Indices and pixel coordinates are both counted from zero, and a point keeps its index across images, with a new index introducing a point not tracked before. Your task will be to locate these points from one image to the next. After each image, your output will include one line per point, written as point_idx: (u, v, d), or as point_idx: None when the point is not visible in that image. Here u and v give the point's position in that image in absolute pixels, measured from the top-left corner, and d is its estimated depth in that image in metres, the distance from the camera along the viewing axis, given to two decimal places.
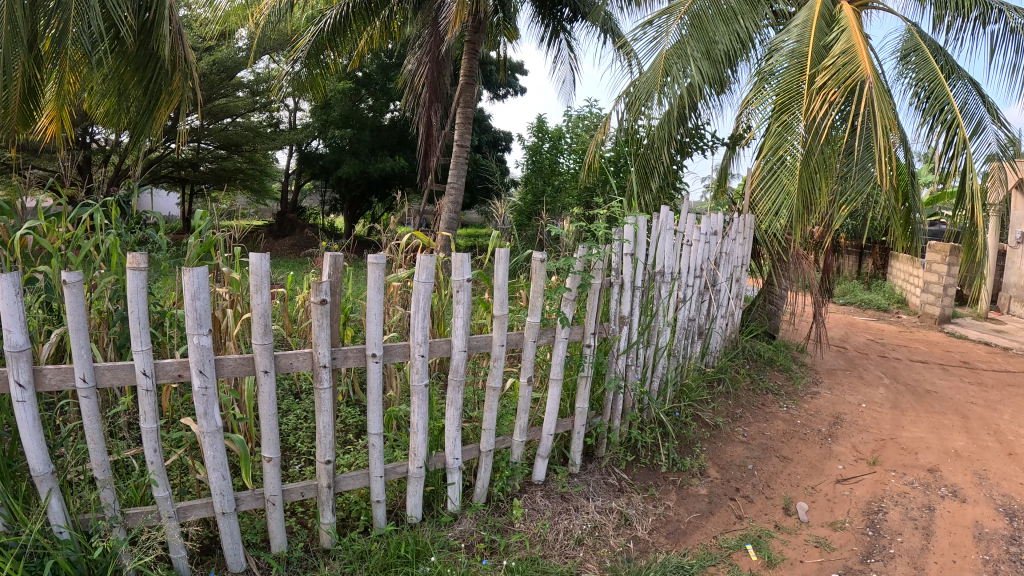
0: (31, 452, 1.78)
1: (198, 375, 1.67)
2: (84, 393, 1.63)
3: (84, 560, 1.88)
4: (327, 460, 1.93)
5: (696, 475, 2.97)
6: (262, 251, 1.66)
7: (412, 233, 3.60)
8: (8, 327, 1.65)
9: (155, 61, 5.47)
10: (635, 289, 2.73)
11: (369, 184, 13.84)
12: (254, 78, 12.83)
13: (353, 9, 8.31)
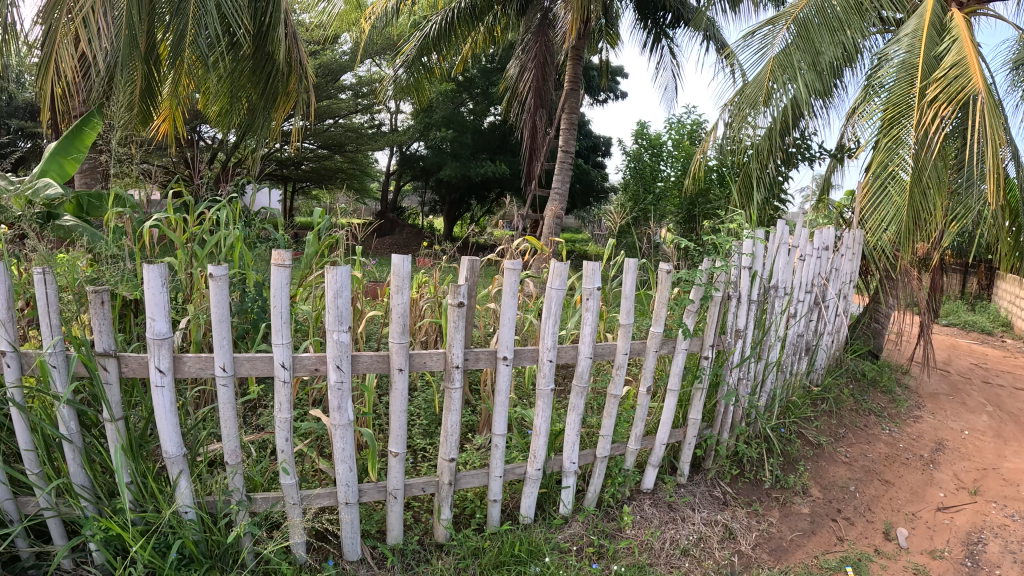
0: (166, 435, 1.86)
1: (335, 370, 1.73)
2: (223, 381, 1.70)
3: (210, 540, 1.96)
4: (450, 458, 1.98)
5: (798, 494, 2.92)
6: (403, 253, 1.70)
7: (523, 238, 3.62)
8: (152, 315, 1.73)
9: (270, 65, 5.66)
10: (751, 302, 2.69)
11: (470, 188, 13.98)
12: (357, 81, 13.12)
13: (458, 15, 8.43)
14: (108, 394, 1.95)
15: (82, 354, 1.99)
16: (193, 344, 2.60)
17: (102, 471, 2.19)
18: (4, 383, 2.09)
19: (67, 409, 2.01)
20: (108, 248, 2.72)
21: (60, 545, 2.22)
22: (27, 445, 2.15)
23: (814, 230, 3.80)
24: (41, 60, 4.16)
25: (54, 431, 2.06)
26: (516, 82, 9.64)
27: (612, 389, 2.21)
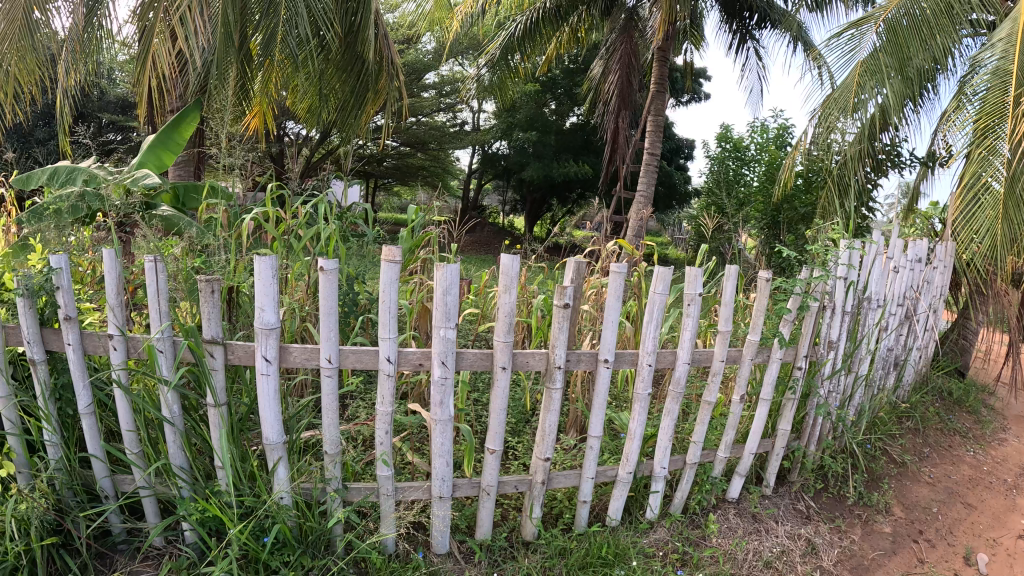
0: (268, 422, 1.93)
1: (439, 366, 1.79)
2: (326, 373, 1.77)
3: (303, 526, 2.04)
4: (544, 457, 2.07)
5: (881, 512, 2.85)
6: (514, 253, 1.74)
7: (616, 240, 3.63)
8: (261, 305, 1.80)
9: (361, 63, 5.78)
10: (845, 314, 2.65)
11: (552, 188, 14.00)
12: (441, 80, 13.25)
13: (544, 16, 8.46)
14: (213, 379, 2.02)
15: (189, 341, 2.07)
16: (290, 335, 2.68)
17: (198, 454, 2.27)
18: (112, 364, 2.18)
19: (171, 393, 2.09)
20: (206, 239, 2.82)
21: (153, 523, 2.31)
22: (129, 425, 2.24)
23: (908, 241, 3.72)
24: (142, 55, 4.34)
25: (157, 413, 2.14)
26: (600, 82, 9.62)
27: (707, 396, 2.23)
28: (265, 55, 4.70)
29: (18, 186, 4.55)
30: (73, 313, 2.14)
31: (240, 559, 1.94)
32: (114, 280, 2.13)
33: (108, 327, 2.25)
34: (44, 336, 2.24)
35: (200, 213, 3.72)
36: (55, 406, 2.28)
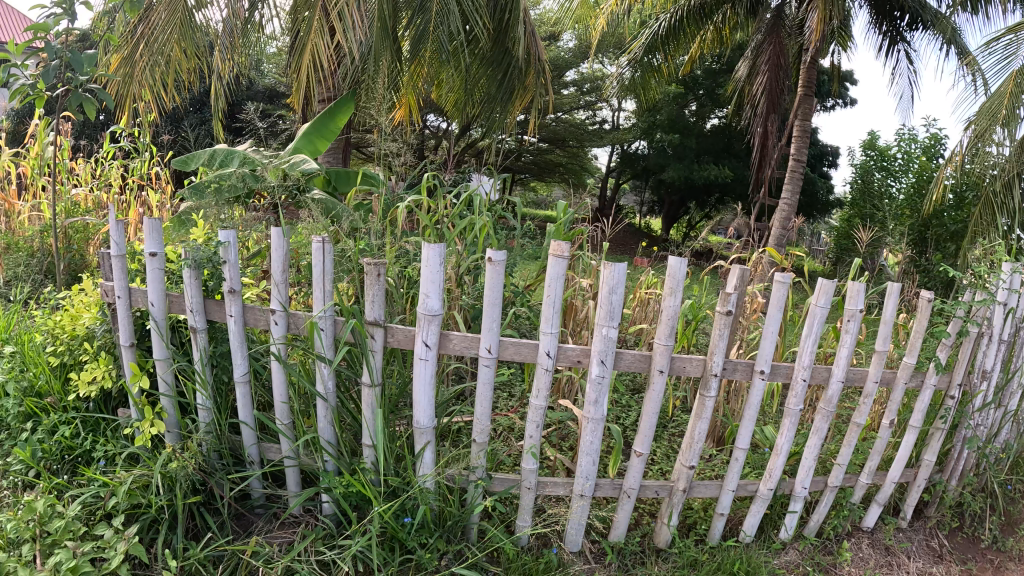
0: (420, 406, 2.04)
1: (598, 364, 1.94)
2: (485, 363, 1.97)
3: (443, 510, 2.13)
4: (689, 465, 2.13)
5: (1016, 559, 2.62)
6: (683, 257, 1.85)
7: (765, 248, 3.61)
8: (426, 292, 1.89)
9: (509, 60, 5.90)
10: (1003, 341, 2.50)
11: (690, 191, 13.81)
12: (582, 76, 13.31)
13: (689, 15, 8.38)
14: (371, 359, 2.12)
15: (351, 320, 2.16)
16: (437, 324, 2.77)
17: (346, 431, 2.36)
18: (273, 338, 2.29)
19: (328, 369, 2.18)
20: (358, 223, 2.95)
21: (294, 492, 2.41)
22: (283, 397, 2.36)
23: None
24: (302, 46, 4.61)
25: (312, 388, 2.24)
26: (745, 84, 9.46)
27: (857, 417, 2.20)
28: (419, 49, 4.87)
29: (179, 167, 4.86)
30: (237, 287, 2.27)
31: (381, 535, 2.04)
32: (281, 258, 2.25)
33: (268, 303, 2.37)
34: (207, 306, 2.39)
35: (351, 199, 3.86)
36: (211, 373, 2.42)
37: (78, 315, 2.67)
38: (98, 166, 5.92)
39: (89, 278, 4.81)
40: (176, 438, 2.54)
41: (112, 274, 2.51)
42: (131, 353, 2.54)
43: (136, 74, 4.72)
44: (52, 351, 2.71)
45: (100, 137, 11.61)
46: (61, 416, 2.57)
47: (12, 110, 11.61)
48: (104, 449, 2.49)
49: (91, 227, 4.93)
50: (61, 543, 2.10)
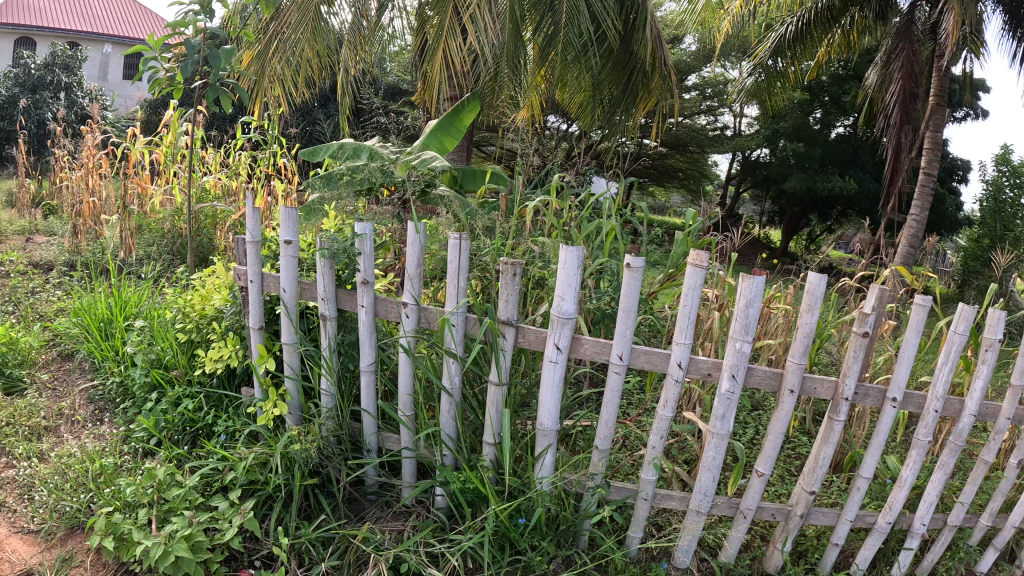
0: (545, 409, 2.08)
1: (729, 379, 1.93)
2: (615, 369, 2.01)
3: (557, 515, 2.15)
4: (810, 491, 2.09)
5: None
6: (823, 274, 1.81)
7: (895, 268, 3.48)
8: (562, 295, 1.94)
9: (635, 62, 5.90)
10: None
11: (813, 203, 13.45)
12: (704, 80, 13.12)
13: (816, 18, 8.17)
14: (501, 358, 2.14)
15: (484, 318, 2.20)
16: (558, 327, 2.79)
17: (467, 426, 2.39)
18: (403, 330, 2.34)
19: (457, 365, 2.23)
20: (480, 221, 3.00)
21: (409, 483, 2.44)
22: (408, 389, 2.40)
23: None
24: (434, 47, 4.73)
25: (439, 382, 2.28)
26: (873, 92, 9.17)
27: (986, 454, 2.10)
28: (547, 50, 4.94)
29: (307, 158, 5.00)
30: (370, 279, 2.32)
31: (491, 534, 2.07)
32: (415, 253, 2.30)
33: (399, 296, 2.42)
34: (339, 295, 2.47)
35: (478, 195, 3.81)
36: (338, 360, 2.49)
37: (208, 297, 2.94)
38: (229, 156, 6.18)
39: (217, 261, 5.04)
40: (297, 419, 2.62)
41: (246, 259, 2.63)
42: (259, 335, 2.67)
43: (268, 70, 5.03)
44: (184, 329, 2.99)
45: (230, 128, 12.11)
46: (189, 390, 2.85)
47: (149, 100, 12.19)
48: (226, 425, 2.66)
49: (221, 214, 5.17)
50: (178, 512, 2.25)
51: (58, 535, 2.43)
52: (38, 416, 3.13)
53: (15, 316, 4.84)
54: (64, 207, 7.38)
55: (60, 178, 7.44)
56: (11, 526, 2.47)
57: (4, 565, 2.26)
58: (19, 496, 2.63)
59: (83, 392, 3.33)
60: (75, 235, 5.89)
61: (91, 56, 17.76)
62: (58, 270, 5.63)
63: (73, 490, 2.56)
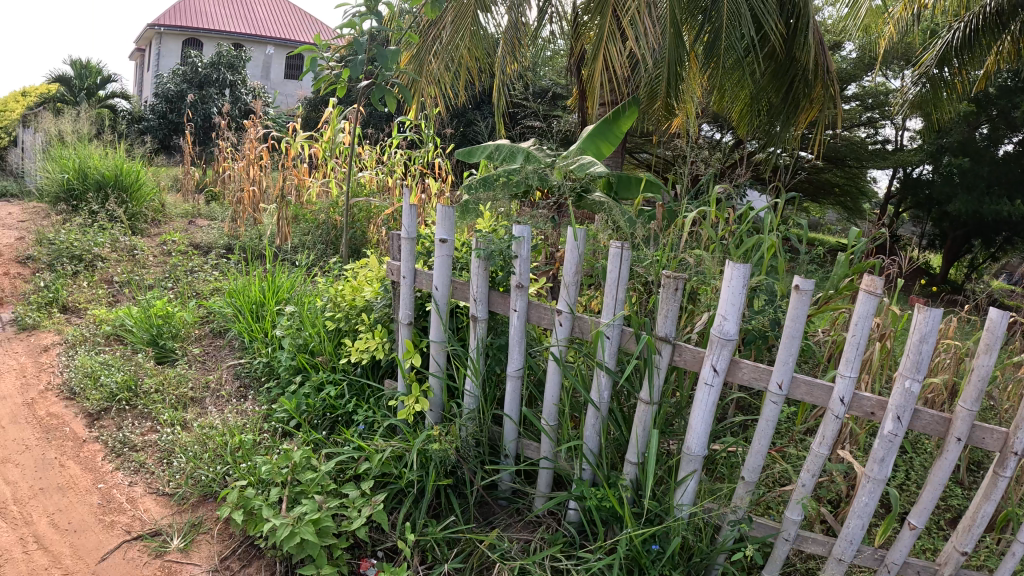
0: (694, 432, 2.05)
1: (892, 420, 1.81)
2: (773, 399, 1.95)
3: (692, 545, 2.09)
4: (963, 551, 1.94)
5: None
6: (1006, 312, 1.67)
7: None
8: (725, 316, 1.92)
9: (796, 68, 5.66)
10: None
11: (980, 227, 12.68)
12: (863, 91, 12.48)
13: (988, 23, 7.66)
14: (655, 376, 2.11)
15: (639, 333, 2.16)
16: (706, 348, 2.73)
17: (611, 442, 2.34)
18: (555, 338, 2.34)
19: (608, 378, 2.20)
20: (636, 231, 2.96)
21: (544, 493, 2.42)
22: (554, 399, 2.39)
23: None
24: (593, 54, 4.72)
25: (587, 395, 2.25)
26: None
27: None
28: (707, 56, 4.81)
29: (464, 159, 5.06)
30: (525, 283, 2.35)
31: (623, 557, 2.04)
32: (574, 262, 2.29)
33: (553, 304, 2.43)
34: (491, 297, 2.54)
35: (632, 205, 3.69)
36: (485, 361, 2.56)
37: (359, 288, 3.34)
38: (385, 154, 6.35)
39: (370, 254, 5.20)
40: (437, 418, 2.74)
41: (400, 255, 2.82)
42: (407, 330, 2.84)
43: (425, 71, 5.18)
44: (333, 317, 3.39)
45: (386, 126, 12.46)
46: (333, 376, 3.24)
47: (310, 97, 12.72)
48: (366, 416, 2.96)
49: (375, 209, 5.38)
50: (310, 495, 2.46)
51: (191, 500, 2.89)
52: (187, 387, 3.71)
53: (175, 293, 5.17)
54: (227, 194, 7.76)
55: (226, 168, 7.85)
56: (148, 487, 3.02)
57: (135, 522, 2.80)
58: (159, 461, 3.17)
59: (229, 368, 3.90)
60: (236, 221, 6.23)
61: (256, 57, 18.70)
62: (218, 254, 5.98)
63: (209, 460, 3.04)
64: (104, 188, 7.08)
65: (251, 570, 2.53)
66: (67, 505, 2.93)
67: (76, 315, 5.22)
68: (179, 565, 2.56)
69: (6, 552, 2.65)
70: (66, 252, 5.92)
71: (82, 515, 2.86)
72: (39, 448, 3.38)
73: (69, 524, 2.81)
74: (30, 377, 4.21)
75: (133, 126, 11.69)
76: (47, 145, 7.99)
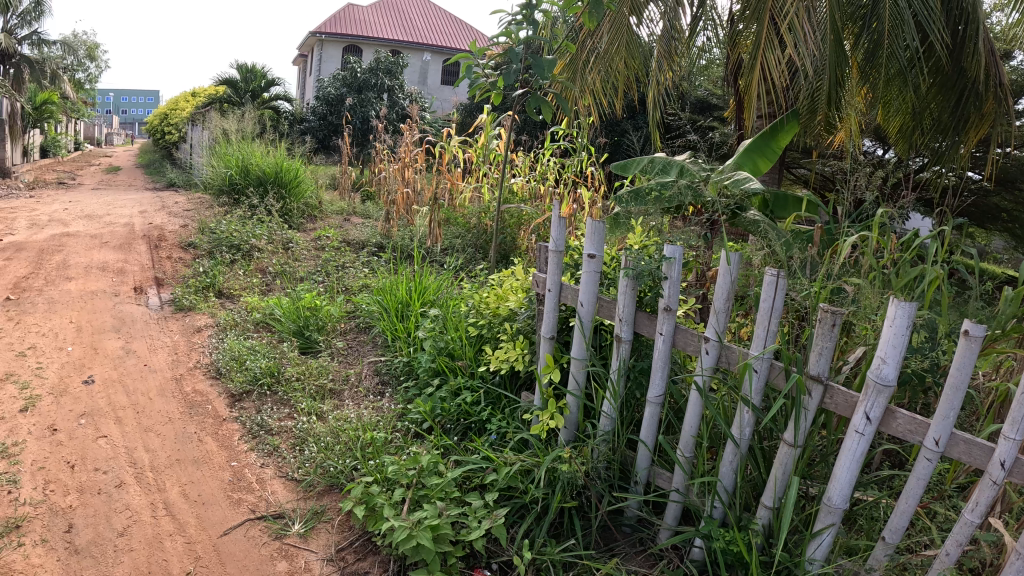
0: (836, 483, 1.91)
1: None
2: (927, 455, 1.78)
3: None
4: None
5: None
6: None
7: None
8: (884, 358, 1.77)
9: (966, 80, 5.06)
10: None
11: None
12: None
13: None
14: (802, 417, 1.99)
15: (790, 370, 2.03)
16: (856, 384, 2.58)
17: (746, 481, 2.24)
18: (701, 366, 2.24)
19: (750, 415, 2.09)
20: (793, 255, 2.82)
21: (670, 526, 2.33)
22: (693, 431, 2.30)
23: None
24: (751, 64, 4.53)
25: (728, 429, 2.15)
26: None
27: None
28: (871, 68, 4.51)
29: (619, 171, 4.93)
30: (673, 307, 2.26)
31: None
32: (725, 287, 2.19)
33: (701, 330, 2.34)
34: (638, 318, 2.48)
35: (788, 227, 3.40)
36: (625, 385, 2.51)
37: (503, 297, 3.39)
38: (537, 161, 6.32)
39: (517, 261, 5.39)
40: (571, 435, 2.73)
41: (548, 269, 2.83)
42: (548, 345, 2.84)
43: (579, 79, 5.14)
44: (476, 323, 3.50)
45: (539, 134, 12.51)
46: (471, 384, 3.29)
47: (466, 103, 12.95)
48: (499, 426, 2.98)
49: (525, 216, 5.48)
50: (433, 500, 2.53)
51: (317, 489, 2.98)
52: (327, 378, 3.84)
53: (325, 287, 5.30)
54: (379, 194, 7.93)
55: (380, 168, 8.05)
56: (278, 470, 3.15)
57: (260, 502, 2.92)
58: (292, 447, 3.29)
59: (370, 364, 4.00)
60: (389, 221, 6.37)
61: (413, 63, 19.26)
62: (369, 251, 6.14)
63: (341, 452, 3.13)
64: (264, 184, 7.36)
65: (365, 564, 2.55)
66: (200, 478, 3.10)
67: (229, 300, 5.43)
68: (297, 550, 2.63)
69: (137, 517, 2.83)
70: (225, 241, 6.19)
71: (213, 489, 3.02)
72: (181, 421, 3.58)
73: (200, 497, 2.97)
74: (181, 355, 4.43)
75: (296, 128, 12.16)
76: (214, 142, 8.38)
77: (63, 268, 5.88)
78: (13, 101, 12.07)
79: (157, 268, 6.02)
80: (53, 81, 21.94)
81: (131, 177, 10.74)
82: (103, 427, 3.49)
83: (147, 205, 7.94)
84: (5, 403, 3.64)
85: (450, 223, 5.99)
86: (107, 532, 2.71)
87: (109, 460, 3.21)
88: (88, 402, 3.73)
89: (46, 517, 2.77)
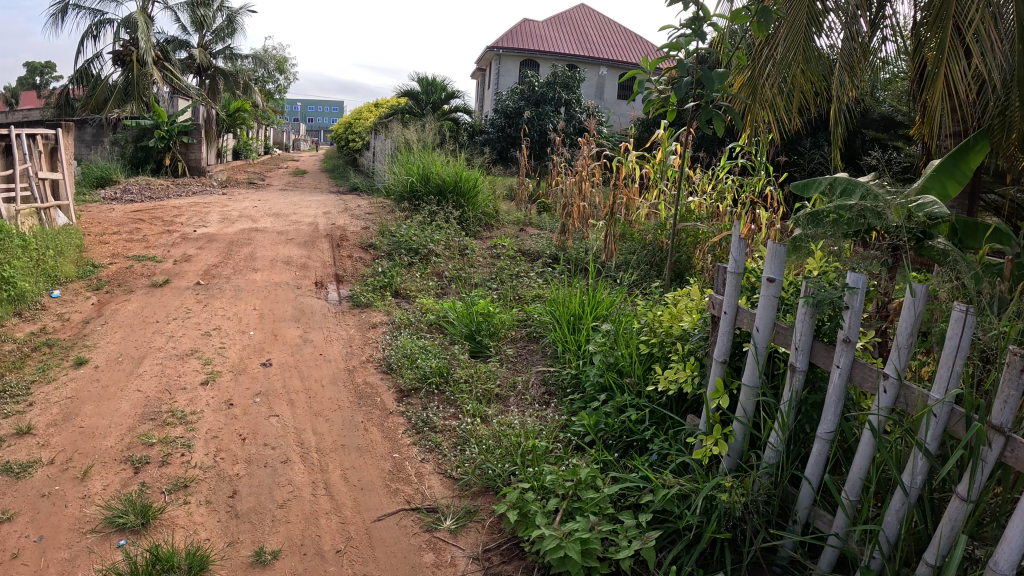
0: (1005, 546, 1.65)
1: None
2: None
3: None
4: None
5: None
6: None
7: None
8: None
9: None
10: None
11: None
12: None
13: None
14: (980, 471, 1.79)
15: (972, 417, 1.83)
16: None
17: (910, 533, 2.07)
18: (877, 404, 2.07)
19: (924, 461, 1.91)
20: (982, 291, 2.60)
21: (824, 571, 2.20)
22: (861, 473, 2.14)
23: None
24: (934, 73, 4.25)
25: (897, 475, 1.98)
26: None
27: None
28: None
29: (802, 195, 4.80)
30: (853, 338, 2.11)
31: None
32: (911, 321, 2.01)
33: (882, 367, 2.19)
34: (814, 348, 2.34)
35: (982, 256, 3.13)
36: (795, 416, 2.39)
37: (677, 317, 3.37)
38: (715, 179, 6.27)
39: (692, 280, 5.42)
40: (734, 464, 2.67)
41: (726, 292, 2.77)
42: (721, 369, 2.80)
43: (757, 94, 4.84)
44: (647, 342, 3.51)
45: (718, 150, 12.41)
46: (637, 402, 3.31)
47: (644, 118, 13.01)
48: (661, 447, 3.00)
49: (702, 235, 5.47)
50: (585, 513, 2.62)
51: (474, 489, 3.11)
52: (494, 383, 3.99)
53: (498, 294, 5.49)
54: (553, 205, 8.11)
55: (556, 180, 8.19)
56: (437, 466, 3.32)
57: (416, 494, 3.10)
58: (453, 445, 3.45)
59: (539, 373, 4.11)
60: (563, 233, 6.51)
61: (591, 78, 19.54)
62: (542, 262, 6.29)
63: (502, 456, 3.25)
64: (443, 192, 7.68)
65: (510, 567, 2.64)
66: (361, 464, 3.32)
67: (405, 300, 5.70)
68: (446, 545, 2.76)
69: (298, 492, 3.10)
70: (404, 244, 6.53)
71: (371, 476, 3.24)
72: (350, 410, 3.84)
73: (359, 481, 3.20)
74: (355, 348, 4.73)
75: (475, 140, 12.63)
76: (397, 150, 8.81)
77: (251, 260, 6.37)
78: (208, 108, 13.06)
79: (338, 266, 6.41)
80: (246, 90, 23.55)
81: (317, 181, 11.43)
82: (276, 407, 3.80)
83: (332, 207, 8.46)
84: (189, 375, 4.05)
85: (625, 239, 6.07)
86: (267, 502, 2.98)
87: (278, 437, 3.50)
88: (264, 382, 4.08)
89: (214, 481, 3.08)
